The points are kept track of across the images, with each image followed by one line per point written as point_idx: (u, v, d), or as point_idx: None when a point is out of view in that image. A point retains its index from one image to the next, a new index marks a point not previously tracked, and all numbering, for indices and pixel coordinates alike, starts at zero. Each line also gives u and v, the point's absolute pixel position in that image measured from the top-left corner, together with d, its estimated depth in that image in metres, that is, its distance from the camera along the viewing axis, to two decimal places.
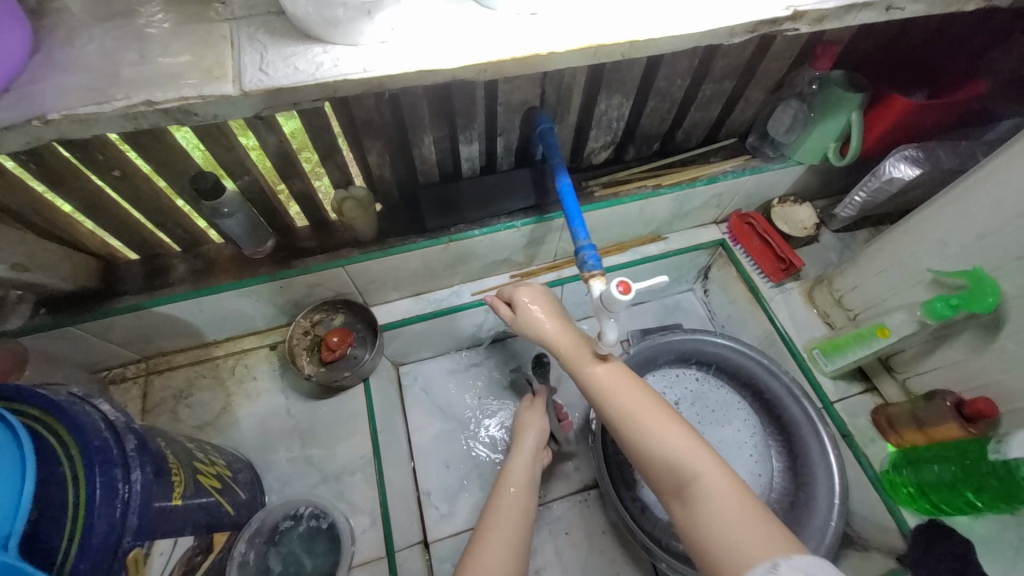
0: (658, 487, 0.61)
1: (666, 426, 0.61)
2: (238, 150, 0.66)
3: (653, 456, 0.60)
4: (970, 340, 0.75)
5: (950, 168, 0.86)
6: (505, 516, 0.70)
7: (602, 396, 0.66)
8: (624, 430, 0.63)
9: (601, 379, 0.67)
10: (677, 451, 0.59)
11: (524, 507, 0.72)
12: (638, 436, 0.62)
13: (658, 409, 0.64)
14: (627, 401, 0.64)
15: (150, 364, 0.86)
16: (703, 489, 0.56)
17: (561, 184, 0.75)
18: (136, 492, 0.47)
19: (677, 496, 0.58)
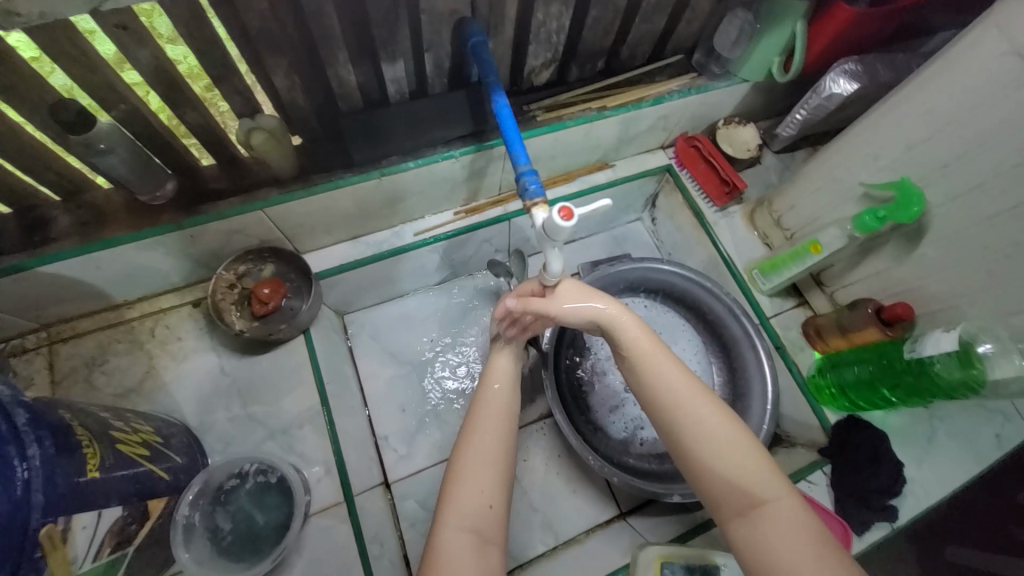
0: (710, 498, 0.58)
1: (739, 443, 0.58)
2: (104, 71, 0.55)
3: (715, 471, 0.57)
4: (893, 250, 0.79)
5: (886, 81, 0.86)
6: (488, 421, 0.64)
7: (660, 397, 0.62)
8: (683, 433, 0.59)
9: (660, 372, 0.63)
10: (751, 469, 0.56)
11: (508, 406, 0.66)
12: (706, 445, 0.58)
13: (731, 423, 0.59)
14: (687, 404, 0.60)
15: (53, 332, 0.76)
16: (776, 513, 0.54)
17: (498, 105, 0.68)
18: (36, 469, 0.42)
19: (741, 514, 0.55)
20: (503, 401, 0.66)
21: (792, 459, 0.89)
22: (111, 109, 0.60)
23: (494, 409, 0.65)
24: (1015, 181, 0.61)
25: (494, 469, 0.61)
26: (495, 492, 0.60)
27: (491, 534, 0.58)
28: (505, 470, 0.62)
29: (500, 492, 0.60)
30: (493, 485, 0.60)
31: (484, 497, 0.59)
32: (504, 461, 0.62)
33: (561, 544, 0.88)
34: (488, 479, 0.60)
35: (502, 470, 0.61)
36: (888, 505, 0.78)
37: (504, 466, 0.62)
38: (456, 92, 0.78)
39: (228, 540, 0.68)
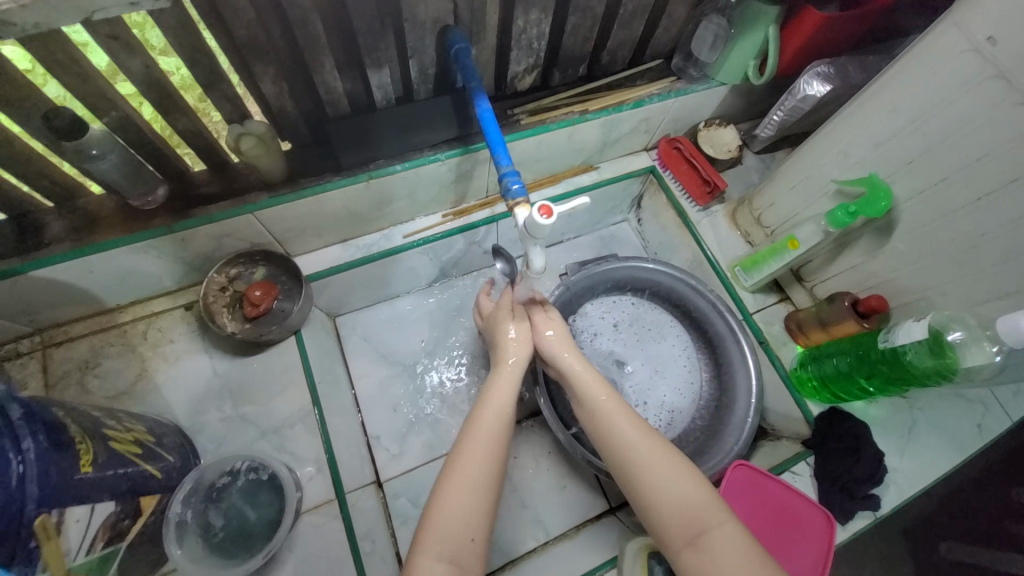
0: (660, 532, 0.59)
1: (683, 470, 0.60)
2: (96, 79, 0.57)
3: (661, 501, 0.59)
4: (866, 244, 0.81)
5: (858, 82, 0.89)
6: (481, 431, 0.62)
7: (609, 428, 0.65)
8: (629, 467, 0.62)
9: (606, 410, 0.67)
10: (695, 497, 0.58)
11: (504, 415, 0.65)
12: (651, 476, 0.60)
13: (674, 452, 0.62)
14: (632, 437, 0.64)
15: (46, 337, 0.77)
16: (719, 539, 0.55)
17: (480, 109, 0.70)
18: (30, 462, 0.44)
19: (689, 544, 0.56)
20: (501, 411, 0.65)
21: (777, 451, 0.91)
22: (103, 117, 0.62)
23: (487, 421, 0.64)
24: (977, 174, 0.64)
25: (484, 486, 0.59)
26: (479, 515, 0.57)
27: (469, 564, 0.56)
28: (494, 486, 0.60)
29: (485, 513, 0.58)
30: (476, 514, 0.57)
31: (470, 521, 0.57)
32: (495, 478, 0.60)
33: (552, 539, 0.89)
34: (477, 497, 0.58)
35: (492, 489, 0.60)
36: (869, 493, 0.79)
37: (495, 481, 0.60)
38: (441, 97, 0.81)
39: (219, 536, 0.68)
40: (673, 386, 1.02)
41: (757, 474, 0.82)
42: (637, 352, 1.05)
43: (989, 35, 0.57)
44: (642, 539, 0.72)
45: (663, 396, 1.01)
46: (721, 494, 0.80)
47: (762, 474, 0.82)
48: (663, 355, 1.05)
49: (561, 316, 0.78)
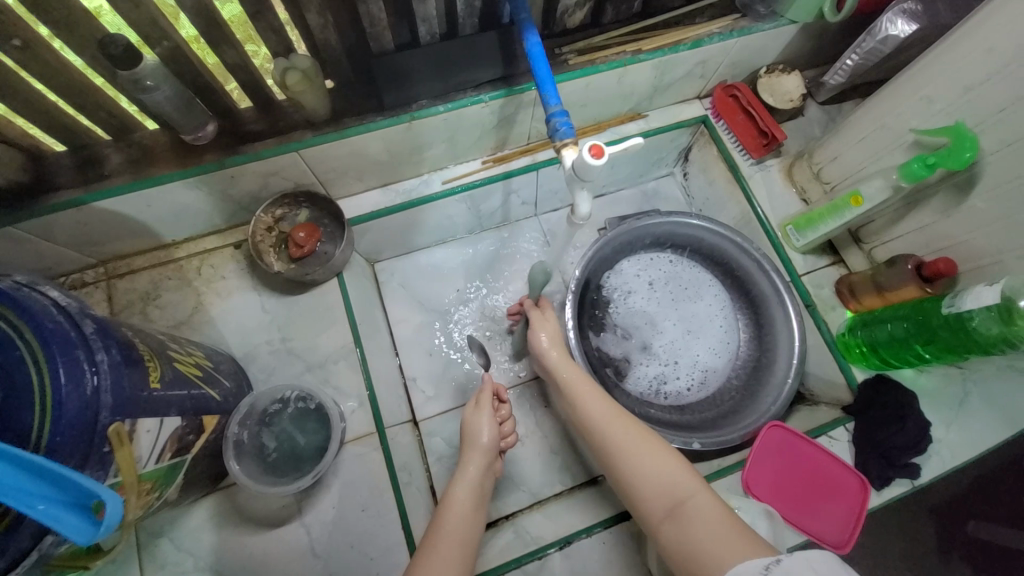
0: (645, 514, 0.61)
1: (654, 451, 0.64)
2: (147, 6, 0.57)
3: (641, 482, 0.62)
4: (941, 203, 0.75)
5: (951, 20, 0.79)
6: (448, 534, 0.63)
7: (589, 421, 0.71)
8: (614, 455, 0.66)
9: (590, 403, 0.72)
10: (668, 472, 0.61)
11: (468, 528, 0.64)
12: (630, 460, 0.64)
13: (646, 436, 0.67)
14: (613, 427, 0.68)
15: (110, 268, 0.82)
16: (695, 507, 0.57)
17: (529, 44, 0.67)
18: (104, 374, 0.47)
19: (668, 516, 0.58)
20: (462, 525, 0.64)
21: (814, 416, 0.89)
22: (154, 47, 0.62)
23: (453, 531, 0.63)
24: None
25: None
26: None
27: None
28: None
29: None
30: None
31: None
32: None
33: (579, 484, 0.91)
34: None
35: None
36: (910, 462, 0.77)
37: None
38: (486, 32, 0.77)
39: (272, 457, 0.74)
40: (708, 346, 1.01)
41: (792, 437, 0.81)
42: (672, 312, 1.03)
43: None
44: None
45: (697, 354, 1.00)
46: (754, 451, 0.80)
47: (798, 437, 0.80)
48: (699, 315, 1.03)
49: (547, 334, 0.82)
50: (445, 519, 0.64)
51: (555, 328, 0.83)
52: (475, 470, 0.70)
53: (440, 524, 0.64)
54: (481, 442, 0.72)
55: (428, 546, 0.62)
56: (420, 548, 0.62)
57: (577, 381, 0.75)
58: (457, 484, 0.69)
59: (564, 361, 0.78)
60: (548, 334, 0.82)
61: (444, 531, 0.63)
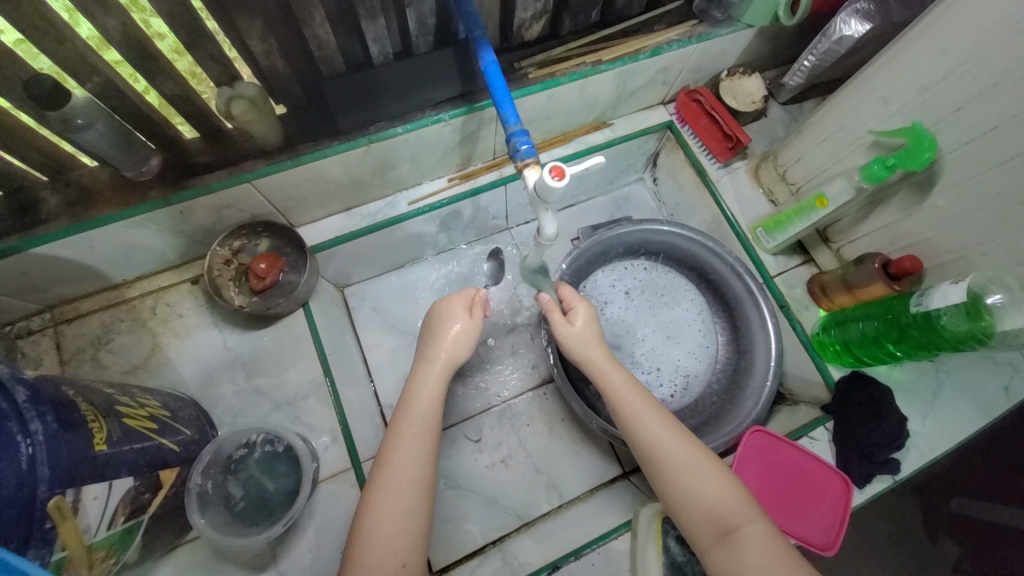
0: (690, 529, 0.61)
1: (709, 474, 0.62)
2: (73, 41, 0.53)
3: (692, 502, 0.61)
4: (902, 201, 0.76)
5: (902, 18, 0.80)
6: (412, 413, 0.64)
7: (637, 430, 0.66)
8: (662, 469, 0.64)
9: (638, 413, 0.67)
10: (722, 497, 0.60)
11: (436, 404, 0.65)
12: (683, 481, 0.62)
13: (701, 454, 0.64)
14: (664, 439, 0.65)
15: (57, 314, 0.77)
16: (751, 538, 0.57)
17: (485, 62, 0.65)
18: (39, 445, 0.44)
19: (718, 541, 0.59)
20: (429, 408, 0.65)
21: (795, 416, 0.89)
22: (84, 82, 0.58)
23: (422, 411, 0.64)
24: None
25: (416, 489, 0.60)
26: (407, 538, 0.58)
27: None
28: (427, 493, 0.61)
29: (419, 516, 0.59)
30: (413, 538, 0.58)
31: (403, 543, 0.57)
32: (427, 480, 0.61)
33: (566, 503, 0.89)
34: (410, 501, 0.59)
35: (425, 491, 0.61)
36: (890, 458, 0.77)
37: (427, 481, 0.61)
38: (442, 49, 0.75)
39: (240, 505, 0.71)
40: (687, 350, 1.00)
41: (774, 440, 0.80)
42: (650, 318, 1.02)
43: None
44: (656, 505, 0.74)
45: (677, 360, 1.00)
46: (738, 456, 0.80)
47: (779, 440, 0.80)
48: (677, 320, 1.02)
49: (582, 320, 0.75)
50: (409, 405, 0.65)
51: (592, 327, 0.76)
52: (450, 353, 0.69)
53: (405, 409, 0.64)
54: (455, 326, 0.70)
55: (394, 433, 0.63)
56: (388, 434, 0.63)
57: (621, 387, 0.70)
58: (425, 368, 0.68)
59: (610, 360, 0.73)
60: (584, 317, 0.76)
61: (412, 414, 0.64)
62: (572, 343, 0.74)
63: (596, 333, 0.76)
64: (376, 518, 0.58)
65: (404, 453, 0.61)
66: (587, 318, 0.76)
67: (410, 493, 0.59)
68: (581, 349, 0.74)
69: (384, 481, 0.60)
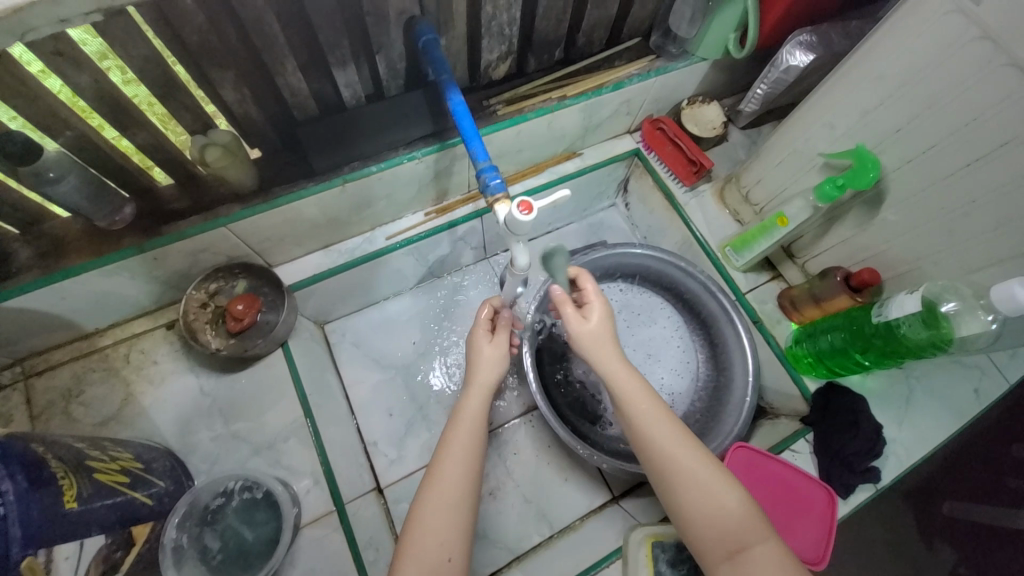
0: (699, 545, 0.58)
1: (719, 490, 0.59)
2: (45, 98, 0.54)
3: (701, 519, 0.58)
4: (856, 218, 0.80)
5: (842, 49, 0.86)
6: (461, 428, 0.65)
7: (648, 438, 0.64)
8: (673, 482, 0.61)
9: (650, 420, 0.64)
10: (733, 514, 0.57)
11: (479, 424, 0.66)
12: (692, 494, 0.59)
13: (711, 466, 0.61)
14: (677, 452, 0.62)
15: (27, 366, 0.75)
16: (762, 557, 0.54)
17: (453, 103, 0.68)
18: (11, 504, 0.42)
19: (727, 558, 0.56)
20: (473, 426, 0.65)
21: (776, 430, 0.91)
22: (56, 136, 0.59)
23: (469, 424, 0.65)
24: (963, 141, 0.63)
25: (464, 490, 0.60)
26: (454, 535, 0.57)
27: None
28: (471, 498, 0.60)
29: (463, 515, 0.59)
30: (458, 535, 0.58)
31: (452, 538, 0.57)
32: (474, 485, 0.61)
33: (556, 533, 0.88)
34: (461, 502, 0.59)
35: (471, 493, 0.60)
36: (869, 467, 0.78)
37: (476, 486, 0.61)
38: (413, 91, 0.78)
39: (218, 558, 0.68)
40: (669, 368, 1.02)
41: (757, 456, 0.81)
42: (630, 338, 1.04)
43: None
44: (643, 529, 0.72)
45: (660, 379, 1.01)
46: None
47: (764, 456, 0.81)
48: (656, 338, 1.04)
49: (598, 317, 0.71)
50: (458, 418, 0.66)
51: (607, 325, 0.71)
52: (492, 371, 0.70)
53: (456, 421, 0.65)
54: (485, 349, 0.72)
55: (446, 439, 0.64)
56: (442, 438, 0.65)
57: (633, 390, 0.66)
58: (474, 386, 0.69)
59: (623, 366, 0.68)
60: (592, 319, 0.70)
61: (462, 423, 0.65)
62: (585, 342, 0.70)
63: (610, 332, 0.71)
64: (426, 515, 0.58)
65: (452, 457, 0.62)
66: (603, 313, 0.71)
67: (456, 493, 0.59)
68: (594, 347, 0.70)
69: (433, 486, 0.60)
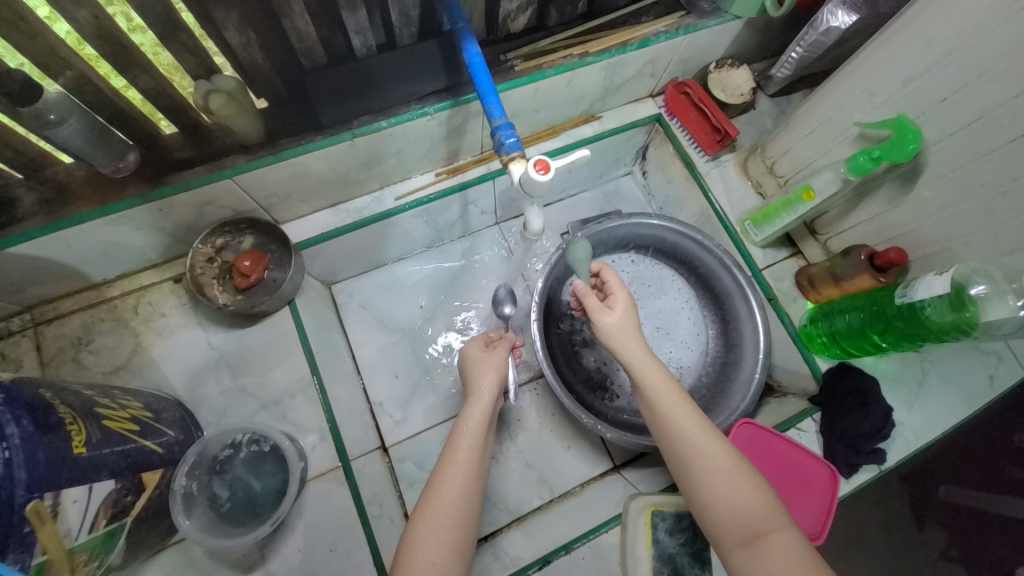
0: (714, 531, 0.58)
1: (736, 478, 0.58)
2: (40, 34, 0.52)
3: (717, 506, 0.57)
4: (888, 194, 0.77)
5: (889, 9, 0.79)
6: (466, 440, 0.65)
7: (667, 425, 0.63)
8: (691, 469, 0.60)
9: (670, 408, 0.64)
10: (749, 501, 0.56)
11: (481, 442, 0.66)
12: (709, 481, 0.58)
13: (729, 454, 0.60)
14: (695, 439, 0.61)
15: (37, 314, 0.75)
16: (778, 545, 0.53)
17: (469, 55, 0.64)
18: (16, 448, 0.42)
19: (742, 544, 0.55)
20: (475, 444, 0.65)
21: (783, 408, 0.90)
22: (56, 77, 0.57)
23: (470, 440, 0.65)
24: (1017, 111, 0.58)
25: (462, 505, 0.59)
26: (454, 549, 0.57)
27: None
28: (470, 515, 0.60)
29: (462, 531, 0.58)
30: (455, 548, 0.57)
31: (449, 553, 0.56)
32: (473, 503, 0.61)
33: (557, 498, 0.90)
34: (457, 519, 0.58)
35: (469, 508, 0.60)
36: (875, 448, 0.77)
37: (475, 504, 0.61)
38: (427, 41, 0.73)
39: (226, 506, 0.70)
40: (678, 342, 1.00)
41: (762, 432, 0.80)
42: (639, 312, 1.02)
43: None
44: (643, 496, 0.72)
45: (668, 353, 0.99)
46: None
47: (770, 433, 0.80)
48: (665, 311, 1.03)
49: (622, 308, 0.71)
50: (461, 433, 0.65)
51: (631, 315, 0.71)
52: (490, 395, 0.70)
53: (459, 432, 0.66)
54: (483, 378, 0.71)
55: (449, 450, 0.64)
56: (445, 447, 0.65)
57: (654, 377, 0.66)
58: (475, 402, 0.69)
59: (646, 356, 0.68)
60: (615, 310, 0.71)
61: (463, 439, 0.65)
62: (608, 330, 0.70)
63: (634, 322, 0.71)
64: (422, 530, 0.57)
65: (456, 470, 0.62)
66: (626, 304, 0.72)
67: (455, 508, 0.59)
68: (617, 336, 0.70)
69: (432, 499, 0.59)
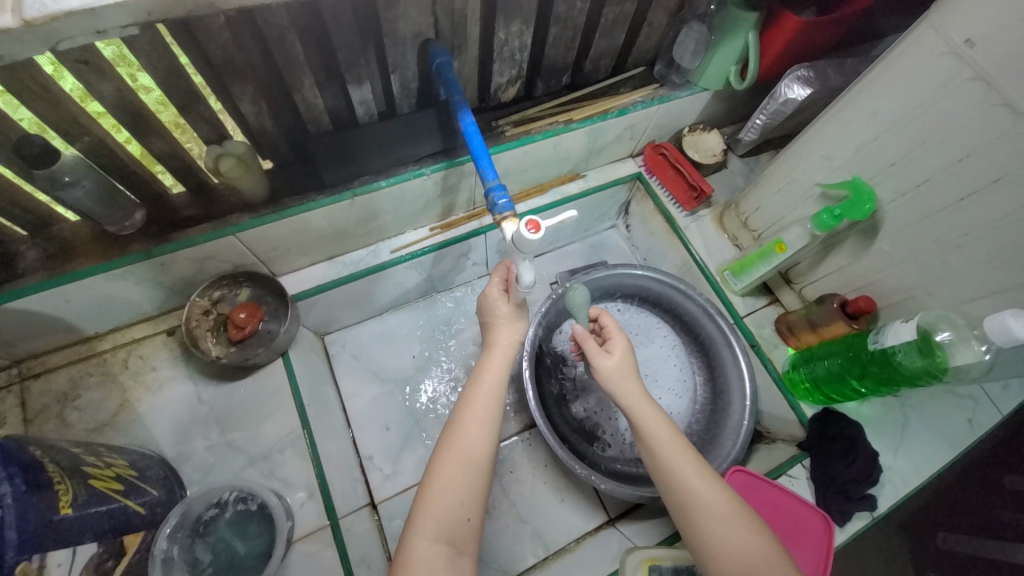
0: None
1: (739, 525, 0.58)
2: (67, 105, 0.55)
3: (721, 557, 0.57)
4: (852, 246, 0.82)
5: (839, 84, 0.89)
6: (485, 385, 0.65)
7: (668, 470, 0.64)
8: (693, 515, 0.60)
9: (671, 451, 0.64)
10: (751, 550, 0.56)
11: (497, 391, 0.65)
12: (712, 527, 0.59)
13: (730, 499, 0.61)
14: (696, 485, 0.62)
15: (24, 369, 0.74)
16: None
17: (464, 123, 0.69)
18: (8, 507, 0.41)
19: None
20: (492, 393, 0.65)
21: (773, 455, 0.91)
22: (74, 142, 0.60)
23: (487, 392, 0.64)
24: (959, 175, 0.65)
25: (482, 447, 0.60)
26: (474, 495, 0.58)
27: (463, 545, 0.57)
28: (488, 464, 0.61)
29: (481, 479, 0.59)
30: (471, 495, 0.58)
31: (469, 502, 0.58)
32: (490, 450, 0.61)
33: (551, 554, 0.88)
34: (476, 465, 0.59)
35: (488, 454, 0.61)
36: (866, 494, 0.78)
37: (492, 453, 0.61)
38: (425, 110, 0.80)
39: (208, 571, 0.67)
40: (667, 389, 1.02)
41: (754, 479, 0.81)
42: None
43: (966, 38, 0.58)
44: (641, 550, 0.71)
45: (658, 400, 1.01)
46: None
47: (757, 476, 0.81)
48: (653, 358, 1.05)
49: (620, 353, 0.73)
50: (479, 380, 0.65)
51: (629, 360, 0.73)
52: (507, 336, 0.70)
53: (478, 382, 0.65)
54: (499, 314, 0.71)
55: (466, 394, 0.65)
56: (462, 392, 0.65)
57: (654, 423, 0.67)
58: (491, 352, 0.69)
59: (646, 399, 0.69)
60: (614, 355, 0.73)
61: (481, 386, 0.65)
62: (608, 374, 0.72)
63: (632, 367, 0.73)
64: (441, 482, 0.58)
65: (474, 417, 0.62)
66: (624, 348, 0.74)
67: (475, 451, 0.60)
68: (617, 381, 0.71)
69: (452, 448, 0.60)
